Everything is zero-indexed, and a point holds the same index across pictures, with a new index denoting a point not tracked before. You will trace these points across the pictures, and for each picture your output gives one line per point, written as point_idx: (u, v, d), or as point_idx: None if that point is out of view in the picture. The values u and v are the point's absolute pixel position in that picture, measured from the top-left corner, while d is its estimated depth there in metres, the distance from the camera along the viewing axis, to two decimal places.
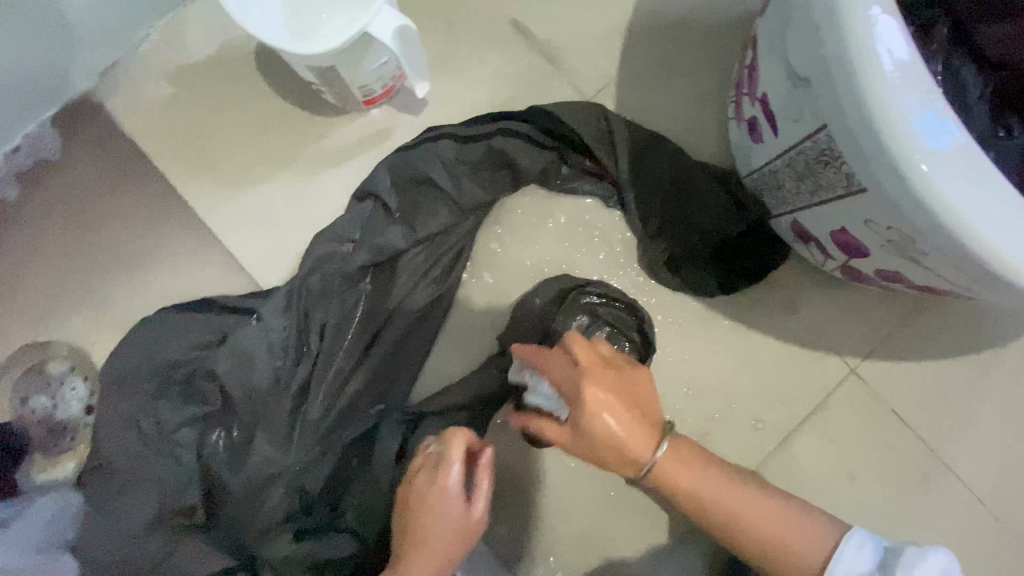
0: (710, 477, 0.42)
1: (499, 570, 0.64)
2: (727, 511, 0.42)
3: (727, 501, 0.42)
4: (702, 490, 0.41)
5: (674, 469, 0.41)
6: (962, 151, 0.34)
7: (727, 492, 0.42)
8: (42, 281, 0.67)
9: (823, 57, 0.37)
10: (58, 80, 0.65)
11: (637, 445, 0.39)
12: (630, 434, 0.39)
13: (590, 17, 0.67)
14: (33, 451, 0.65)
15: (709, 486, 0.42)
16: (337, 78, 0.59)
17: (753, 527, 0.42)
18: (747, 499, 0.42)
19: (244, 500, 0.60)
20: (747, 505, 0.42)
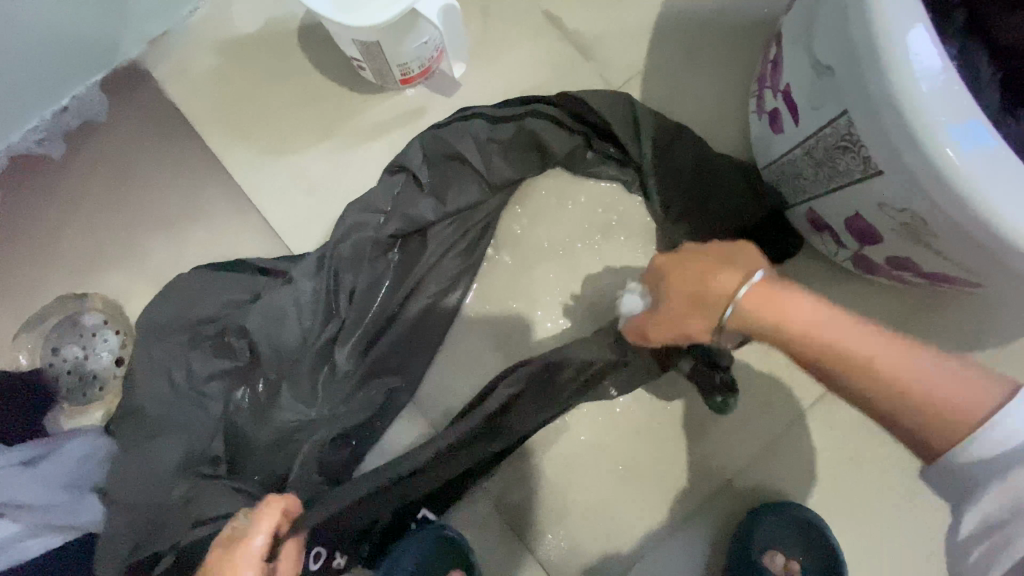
0: (805, 316, 0.36)
1: (512, 534, 0.67)
2: (850, 354, 0.35)
3: (835, 338, 0.35)
4: (788, 318, 0.37)
5: (759, 305, 0.37)
6: (985, 139, 0.36)
7: (822, 320, 0.36)
8: (85, 236, 0.70)
9: (850, 47, 0.40)
10: (110, 45, 0.68)
11: (707, 286, 0.39)
12: (702, 282, 0.40)
13: (621, 11, 0.71)
14: (61, 399, 0.66)
15: (799, 313, 0.36)
16: (379, 54, 0.61)
17: (888, 377, 0.34)
18: (867, 343, 0.35)
19: (269, 450, 0.63)
20: (873, 347, 0.35)
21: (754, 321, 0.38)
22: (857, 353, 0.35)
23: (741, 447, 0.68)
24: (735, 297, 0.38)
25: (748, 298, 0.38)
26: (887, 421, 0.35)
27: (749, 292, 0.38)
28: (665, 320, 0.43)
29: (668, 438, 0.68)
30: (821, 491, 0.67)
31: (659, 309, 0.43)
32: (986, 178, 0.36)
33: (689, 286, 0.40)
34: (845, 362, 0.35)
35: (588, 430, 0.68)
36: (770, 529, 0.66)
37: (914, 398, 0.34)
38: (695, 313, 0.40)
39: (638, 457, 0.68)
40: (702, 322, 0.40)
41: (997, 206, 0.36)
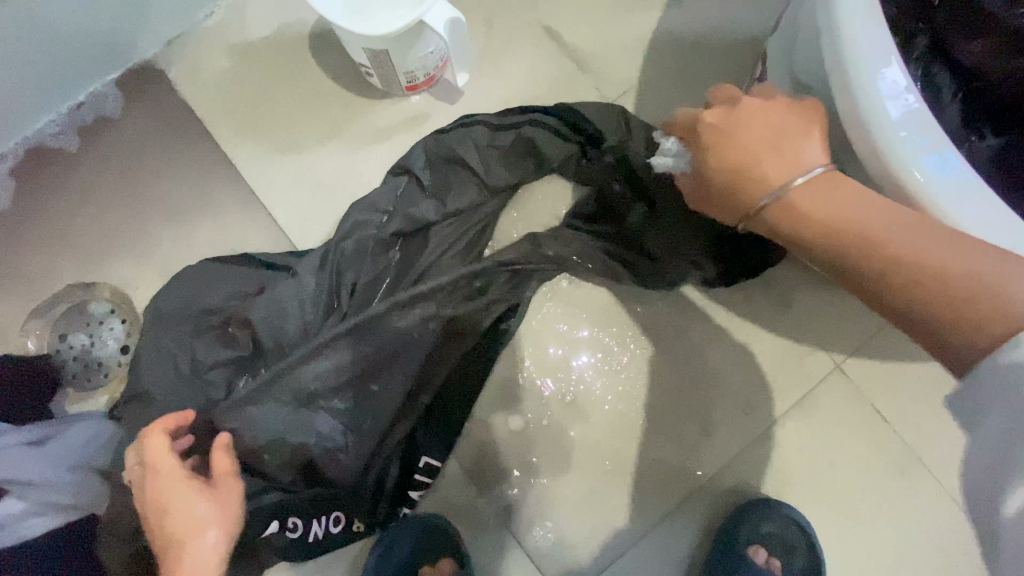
0: (851, 209, 0.36)
1: (501, 525, 0.69)
2: (889, 243, 0.34)
3: (876, 230, 0.35)
4: (825, 212, 0.36)
5: (805, 198, 0.37)
6: (949, 166, 0.40)
7: (867, 215, 0.35)
8: (96, 227, 0.72)
9: (826, 72, 0.44)
10: (127, 44, 0.71)
11: (752, 161, 0.39)
12: (749, 155, 0.39)
13: (618, 29, 0.75)
14: (67, 384, 0.69)
15: (842, 206, 0.36)
16: (386, 61, 0.64)
17: (927, 267, 0.33)
18: (907, 234, 0.34)
19: None
20: (918, 239, 0.34)
21: (794, 211, 0.38)
22: (895, 244, 0.34)
23: (724, 446, 0.70)
24: (773, 185, 0.38)
25: (791, 192, 0.38)
26: (915, 315, 0.33)
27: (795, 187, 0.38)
28: (704, 187, 0.43)
29: (655, 436, 0.71)
30: (800, 489, 0.70)
31: (698, 176, 0.43)
32: (953, 199, 0.39)
33: (732, 159, 0.39)
34: (884, 252, 0.34)
35: (579, 426, 0.70)
36: (752, 523, 0.68)
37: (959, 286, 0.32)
38: (735, 189, 0.40)
39: (625, 454, 0.70)
40: (739, 198, 0.40)
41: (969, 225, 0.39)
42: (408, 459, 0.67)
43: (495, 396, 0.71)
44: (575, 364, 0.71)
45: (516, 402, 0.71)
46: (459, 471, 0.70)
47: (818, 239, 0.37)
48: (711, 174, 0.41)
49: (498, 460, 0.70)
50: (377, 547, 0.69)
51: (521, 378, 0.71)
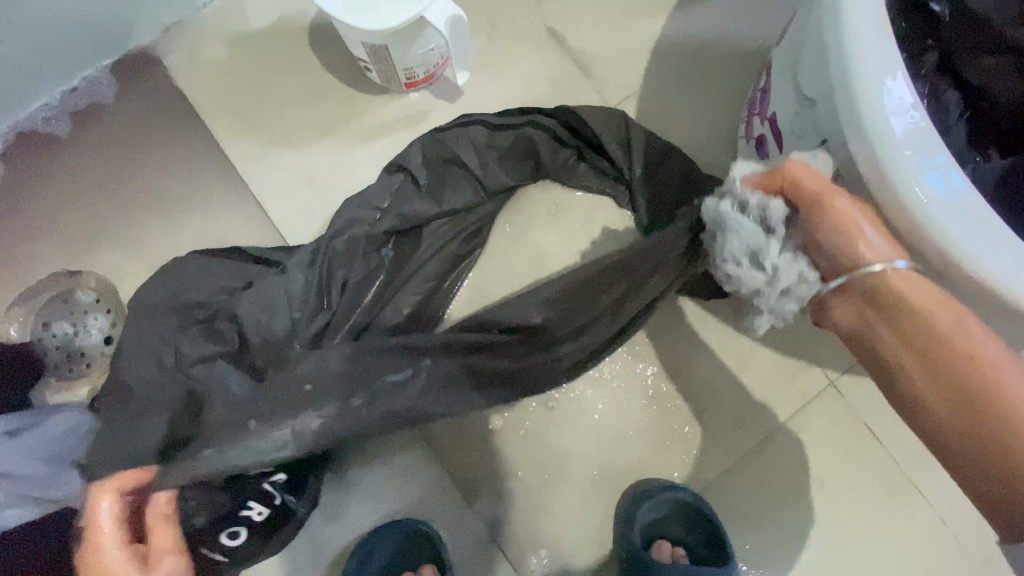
0: (977, 339, 0.37)
1: (485, 532, 0.68)
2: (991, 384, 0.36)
3: (975, 357, 0.37)
4: (935, 316, 0.38)
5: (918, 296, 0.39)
6: (955, 188, 0.39)
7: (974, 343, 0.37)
8: (84, 215, 0.71)
9: (829, 85, 0.43)
10: (122, 31, 0.69)
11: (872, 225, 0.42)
12: (863, 224, 0.41)
13: (623, 33, 0.74)
14: (48, 373, 0.67)
15: (942, 313, 0.38)
16: (386, 57, 0.63)
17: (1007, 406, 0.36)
18: (1018, 380, 0.36)
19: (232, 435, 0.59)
20: (1016, 384, 0.36)
21: (886, 297, 0.40)
22: (995, 382, 0.36)
23: (714, 461, 0.70)
24: (893, 264, 0.40)
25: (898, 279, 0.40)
26: (998, 463, 0.36)
27: (907, 276, 0.40)
28: (811, 240, 0.44)
29: (645, 447, 0.70)
30: (792, 510, 0.69)
31: (810, 209, 0.43)
32: (956, 220, 0.38)
33: (845, 222, 0.42)
34: (991, 385, 0.36)
35: (567, 434, 0.69)
36: (652, 510, 0.68)
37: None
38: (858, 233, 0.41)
39: (613, 465, 0.69)
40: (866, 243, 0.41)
41: (969, 248, 0.38)
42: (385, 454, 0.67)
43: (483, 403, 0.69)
44: None
45: (504, 409, 0.69)
46: (445, 478, 0.69)
47: (908, 344, 0.39)
48: (802, 190, 0.44)
49: (484, 469, 0.69)
50: (358, 552, 0.67)
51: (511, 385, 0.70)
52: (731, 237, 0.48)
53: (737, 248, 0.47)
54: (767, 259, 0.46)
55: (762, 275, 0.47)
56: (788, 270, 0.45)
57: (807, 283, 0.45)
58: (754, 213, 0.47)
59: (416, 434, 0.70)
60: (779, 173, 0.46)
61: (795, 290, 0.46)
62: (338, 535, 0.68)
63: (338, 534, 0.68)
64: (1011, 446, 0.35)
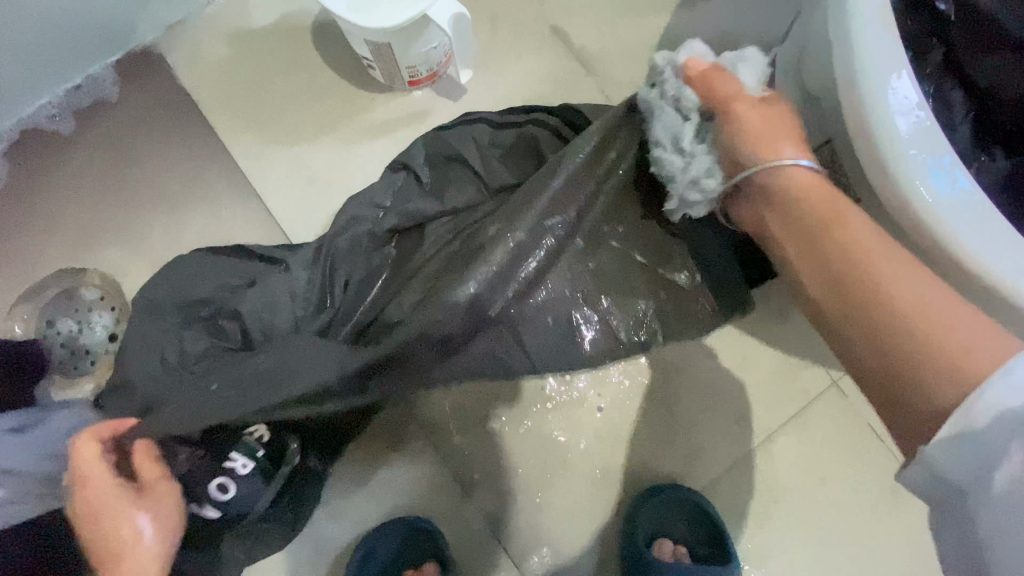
0: (846, 223, 0.36)
1: (486, 530, 0.69)
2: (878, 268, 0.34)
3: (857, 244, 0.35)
4: (824, 212, 0.38)
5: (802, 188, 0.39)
6: (956, 185, 0.39)
7: (868, 236, 0.36)
8: (88, 212, 0.71)
9: (833, 81, 0.43)
10: (126, 29, 0.69)
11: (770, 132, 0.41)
12: (767, 126, 0.42)
13: (626, 31, 0.74)
14: (52, 370, 0.68)
15: (830, 209, 0.38)
16: (389, 55, 0.63)
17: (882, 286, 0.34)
18: (890, 261, 0.34)
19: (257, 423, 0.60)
20: (901, 272, 0.34)
21: (776, 191, 0.41)
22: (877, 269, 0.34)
23: (716, 460, 0.70)
24: (797, 160, 0.40)
25: (792, 173, 0.40)
26: (886, 350, 0.33)
27: (806, 174, 0.40)
28: (720, 139, 0.43)
29: (647, 446, 0.70)
30: (793, 509, 0.69)
31: (726, 109, 0.43)
32: (958, 217, 0.38)
33: (753, 125, 0.42)
34: (866, 266, 0.35)
35: (569, 432, 0.69)
36: (653, 509, 0.68)
37: (931, 332, 0.31)
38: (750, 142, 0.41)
39: (614, 463, 0.69)
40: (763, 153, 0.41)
41: (972, 246, 0.38)
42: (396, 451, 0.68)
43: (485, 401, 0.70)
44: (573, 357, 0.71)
45: (507, 407, 0.70)
46: (447, 475, 0.69)
47: (804, 239, 0.39)
48: (712, 90, 0.43)
49: (486, 467, 0.69)
50: (360, 550, 0.67)
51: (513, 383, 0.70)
52: (657, 121, 0.46)
53: (661, 132, 0.46)
54: (685, 144, 0.44)
55: (679, 160, 0.45)
56: (700, 158, 0.44)
57: (712, 178, 0.44)
58: (671, 103, 0.45)
59: (417, 431, 0.70)
60: (707, 72, 0.44)
61: (701, 181, 0.45)
62: (340, 532, 0.69)
63: (339, 531, 0.69)
64: (888, 330, 0.33)
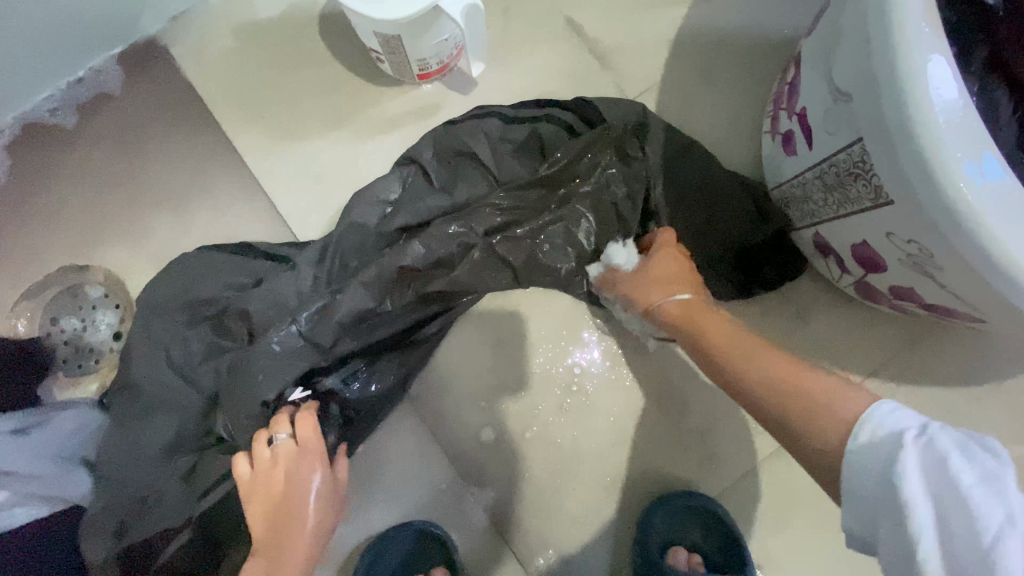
0: (718, 337, 0.46)
1: (496, 535, 0.67)
2: (745, 367, 0.42)
3: (729, 353, 0.44)
4: (711, 335, 0.47)
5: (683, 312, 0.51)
6: (999, 184, 0.36)
7: (739, 345, 0.45)
8: (90, 208, 0.70)
9: (869, 74, 0.41)
10: (129, 20, 0.68)
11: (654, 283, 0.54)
12: (653, 281, 0.55)
13: (643, 23, 0.71)
14: (56, 369, 0.67)
15: (717, 330, 0.47)
16: (399, 48, 0.61)
17: (752, 371, 0.42)
18: (756, 355, 0.43)
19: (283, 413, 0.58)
20: (766, 365, 0.42)
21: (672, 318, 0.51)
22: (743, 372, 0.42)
23: (731, 467, 0.68)
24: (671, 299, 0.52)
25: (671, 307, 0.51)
26: (778, 425, 0.39)
27: (683, 302, 0.51)
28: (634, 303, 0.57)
29: (661, 451, 0.68)
30: (810, 517, 0.67)
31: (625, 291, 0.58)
32: (1000, 219, 0.36)
33: (641, 288, 0.55)
34: (732, 363, 0.44)
35: (582, 436, 0.68)
36: (669, 509, 0.67)
37: (792, 394, 0.39)
38: (644, 294, 0.55)
39: (627, 469, 0.68)
40: (649, 296, 0.54)
41: (1013, 249, 0.36)
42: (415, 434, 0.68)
43: (496, 403, 0.68)
44: (586, 358, 0.69)
45: (518, 410, 0.68)
46: (456, 480, 0.68)
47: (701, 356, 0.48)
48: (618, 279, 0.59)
49: (496, 472, 0.68)
50: (367, 555, 0.66)
51: (525, 385, 0.68)
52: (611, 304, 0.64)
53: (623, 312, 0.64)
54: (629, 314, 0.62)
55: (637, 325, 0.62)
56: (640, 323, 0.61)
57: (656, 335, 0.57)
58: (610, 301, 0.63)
59: (426, 434, 0.69)
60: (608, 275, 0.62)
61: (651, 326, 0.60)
62: (347, 537, 0.68)
63: (346, 536, 0.68)
64: (768, 410, 0.40)
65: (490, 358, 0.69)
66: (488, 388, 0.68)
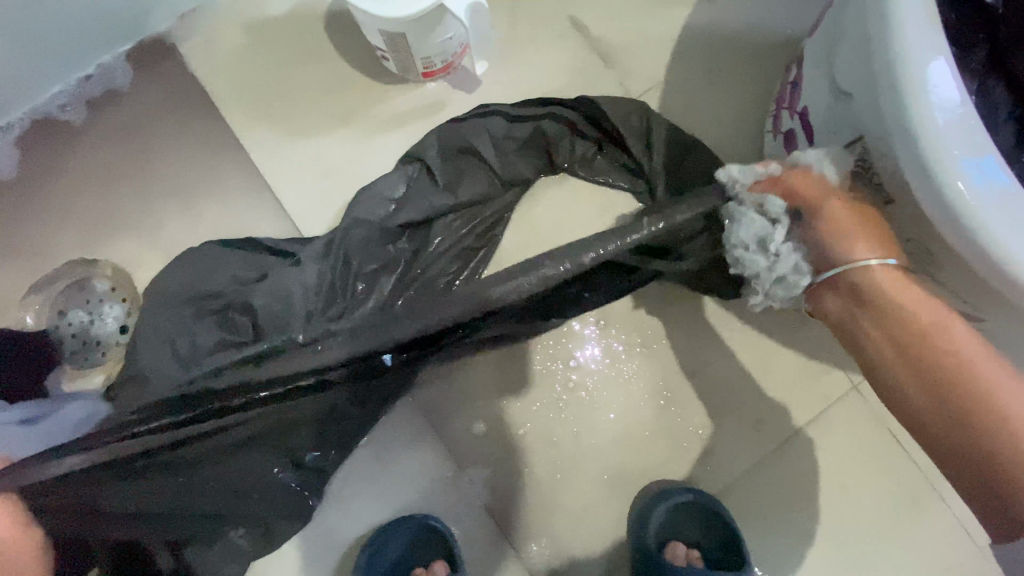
0: (946, 341, 0.39)
1: (496, 530, 0.68)
2: (986, 391, 0.37)
3: (965, 359, 0.38)
4: (926, 326, 0.39)
5: (893, 295, 0.41)
6: (997, 183, 0.37)
7: (973, 354, 0.38)
8: (99, 202, 0.71)
9: (869, 73, 0.41)
10: (138, 17, 0.69)
11: (851, 241, 0.43)
12: (864, 221, 0.44)
13: (647, 22, 0.72)
14: (63, 361, 0.67)
15: (931, 313, 0.40)
16: (404, 46, 0.61)
17: (1001, 396, 0.37)
18: (992, 370, 0.37)
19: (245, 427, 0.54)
20: (998, 382, 0.37)
21: (871, 295, 0.42)
22: (975, 375, 0.37)
23: (731, 464, 0.68)
24: (883, 261, 0.42)
25: (882, 274, 0.42)
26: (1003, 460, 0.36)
27: (892, 281, 0.42)
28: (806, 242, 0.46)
29: (661, 448, 0.69)
30: (809, 515, 0.68)
31: (795, 211, 0.46)
32: (996, 218, 0.37)
33: (844, 220, 0.44)
34: (968, 377, 0.37)
35: (583, 432, 0.68)
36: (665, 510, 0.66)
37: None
38: (847, 253, 0.43)
39: (628, 465, 0.68)
40: (845, 251, 0.43)
41: (1010, 247, 0.36)
42: (418, 428, 0.69)
43: (497, 399, 0.69)
44: (587, 355, 0.69)
45: (520, 406, 0.69)
46: (458, 475, 0.68)
47: (896, 338, 0.41)
48: (801, 194, 0.46)
49: (497, 468, 0.68)
50: (368, 546, 0.66)
51: (527, 380, 0.69)
52: (738, 227, 0.48)
53: (745, 234, 0.47)
54: (770, 247, 0.46)
55: (764, 261, 0.47)
56: (786, 260, 0.46)
57: (799, 274, 0.46)
58: (755, 206, 0.48)
59: (428, 428, 0.69)
60: (783, 181, 0.47)
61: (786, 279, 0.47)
62: (348, 528, 0.68)
63: (347, 527, 0.68)
64: (998, 439, 0.36)
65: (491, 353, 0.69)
66: (488, 383, 0.69)
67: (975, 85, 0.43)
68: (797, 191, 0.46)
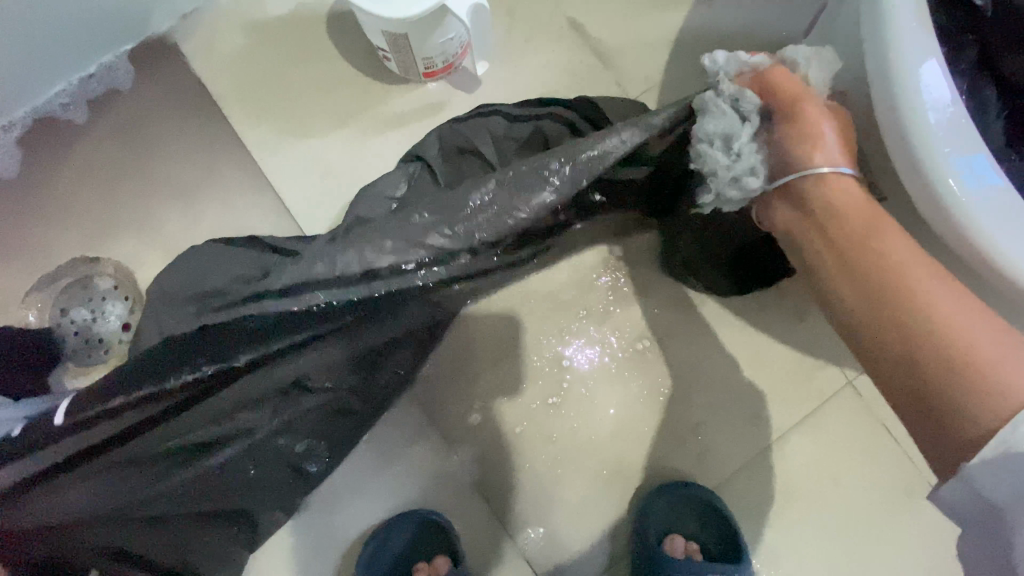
0: (880, 241, 0.38)
1: (497, 525, 0.68)
2: (916, 299, 0.35)
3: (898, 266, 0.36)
4: (853, 218, 0.39)
5: (840, 196, 0.40)
6: (984, 180, 0.38)
7: (910, 259, 0.37)
8: (100, 201, 0.71)
9: (864, 74, 0.42)
10: (140, 17, 0.69)
11: (811, 141, 0.40)
12: (826, 129, 0.41)
13: (644, 23, 0.73)
14: (66, 359, 0.68)
15: (867, 215, 0.39)
16: (406, 46, 0.62)
17: (931, 308, 0.35)
18: (932, 279, 0.36)
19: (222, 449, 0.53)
20: (935, 293, 0.35)
21: (816, 198, 0.40)
22: (897, 271, 0.36)
23: (728, 459, 0.69)
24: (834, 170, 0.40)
25: (834, 183, 0.40)
26: (916, 370, 0.35)
27: (846, 186, 0.40)
28: (771, 147, 0.42)
29: (659, 444, 0.70)
30: (805, 508, 0.69)
31: (772, 107, 0.42)
32: (985, 214, 0.38)
33: (811, 124, 0.40)
34: (902, 281, 0.36)
35: (583, 429, 0.69)
36: (664, 509, 0.68)
37: (956, 348, 0.33)
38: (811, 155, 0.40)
39: (626, 461, 0.69)
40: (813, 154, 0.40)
41: (999, 243, 0.38)
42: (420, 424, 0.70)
43: (497, 395, 0.70)
44: (585, 352, 0.70)
45: (521, 404, 0.69)
46: (459, 470, 0.69)
47: (841, 254, 0.39)
48: (776, 93, 0.42)
49: (498, 464, 0.69)
50: (370, 544, 0.67)
51: (527, 377, 0.70)
52: (708, 118, 0.42)
53: (714, 127, 0.42)
54: (736, 143, 0.41)
55: (726, 157, 0.42)
56: (749, 158, 0.41)
57: (756, 177, 0.42)
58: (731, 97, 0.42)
59: (429, 425, 0.70)
60: (763, 78, 0.43)
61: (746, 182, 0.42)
62: (351, 524, 0.69)
63: (349, 523, 0.69)
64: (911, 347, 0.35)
65: (491, 350, 0.70)
66: (488, 381, 0.70)
67: (965, 86, 0.44)
68: (774, 78, 0.42)
